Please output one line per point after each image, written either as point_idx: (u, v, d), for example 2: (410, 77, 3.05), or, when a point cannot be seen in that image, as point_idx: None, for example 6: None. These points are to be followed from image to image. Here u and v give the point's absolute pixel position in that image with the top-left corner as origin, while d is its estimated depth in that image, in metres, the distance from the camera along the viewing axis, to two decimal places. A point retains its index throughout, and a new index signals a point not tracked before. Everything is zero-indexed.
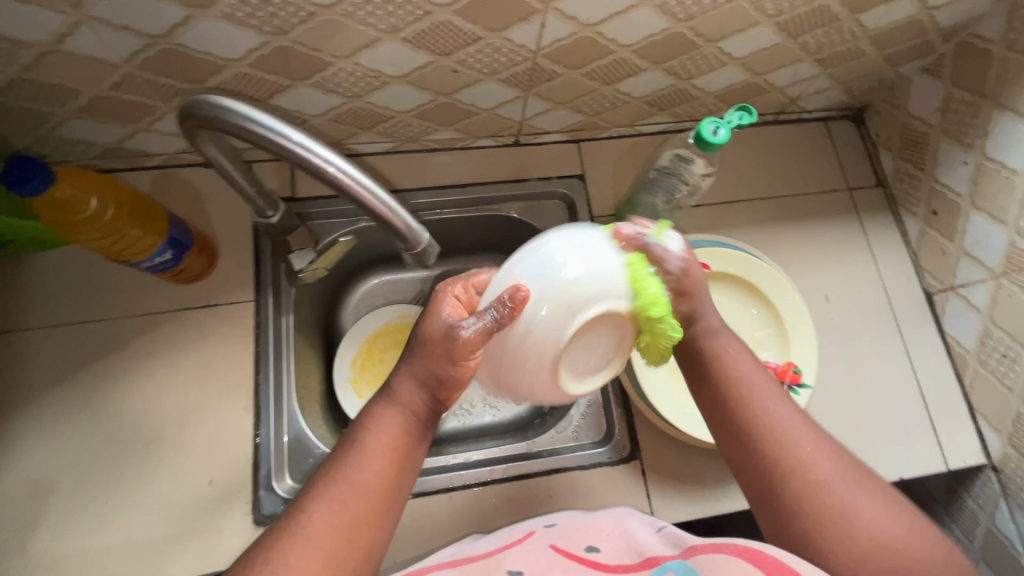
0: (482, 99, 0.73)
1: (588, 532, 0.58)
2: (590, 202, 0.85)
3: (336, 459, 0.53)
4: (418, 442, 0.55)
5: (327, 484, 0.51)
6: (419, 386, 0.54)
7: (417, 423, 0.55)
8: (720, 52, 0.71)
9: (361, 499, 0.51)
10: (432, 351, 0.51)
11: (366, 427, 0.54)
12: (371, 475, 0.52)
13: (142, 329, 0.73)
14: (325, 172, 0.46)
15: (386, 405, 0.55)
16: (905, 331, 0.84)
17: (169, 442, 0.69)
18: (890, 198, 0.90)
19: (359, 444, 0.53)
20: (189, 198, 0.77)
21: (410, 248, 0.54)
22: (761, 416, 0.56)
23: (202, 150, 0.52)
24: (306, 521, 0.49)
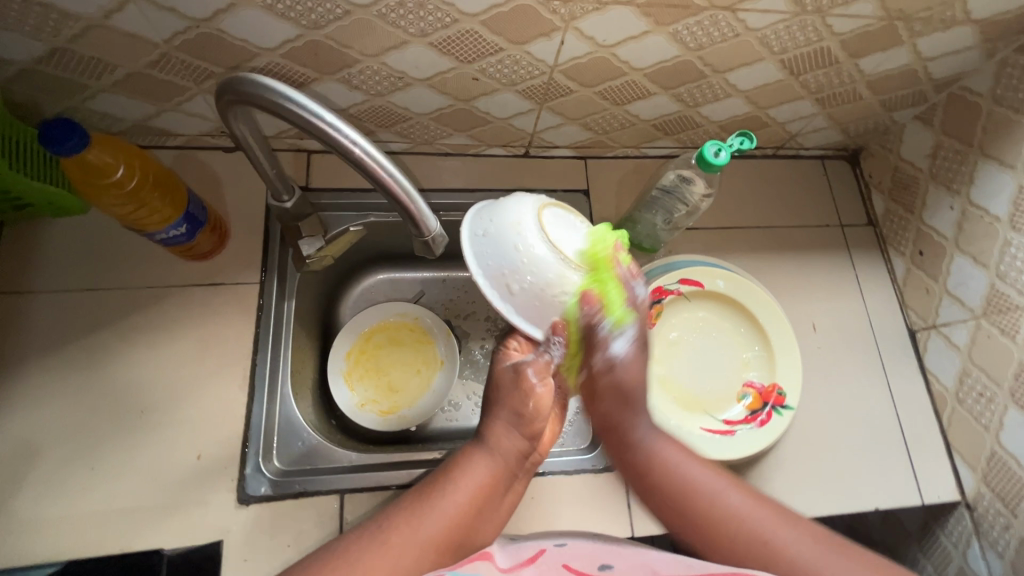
0: (498, 109, 0.77)
1: (599, 555, 0.58)
2: (593, 217, 0.88)
3: (421, 496, 0.57)
4: (506, 487, 0.62)
5: (408, 520, 0.55)
6: (512, 436, 0.63)
7: (506, 469, 0.62)
8: (726, 84, 0.75)
9: (445, 530, 0.55)
10: (512, 394, 0.64)
11: (457, 468, 0.60)
12: (462, 502, 0.57)
13: (146, 301, 0.74)
14: (350, 151, 0.48)
15: (478, 446, 0.62)
16: (887, 365, 0.87)
17: (162, 413, 0.70)
18: (879, 237, 0.94)
19: (452, 477, 0.59)
20: (206, 179, 0.79)
21: (421, 235, 0.55)
22: (721, 519, 0.57)
23: (232, 129, 0.54)
24: (383, 548, 0.52)
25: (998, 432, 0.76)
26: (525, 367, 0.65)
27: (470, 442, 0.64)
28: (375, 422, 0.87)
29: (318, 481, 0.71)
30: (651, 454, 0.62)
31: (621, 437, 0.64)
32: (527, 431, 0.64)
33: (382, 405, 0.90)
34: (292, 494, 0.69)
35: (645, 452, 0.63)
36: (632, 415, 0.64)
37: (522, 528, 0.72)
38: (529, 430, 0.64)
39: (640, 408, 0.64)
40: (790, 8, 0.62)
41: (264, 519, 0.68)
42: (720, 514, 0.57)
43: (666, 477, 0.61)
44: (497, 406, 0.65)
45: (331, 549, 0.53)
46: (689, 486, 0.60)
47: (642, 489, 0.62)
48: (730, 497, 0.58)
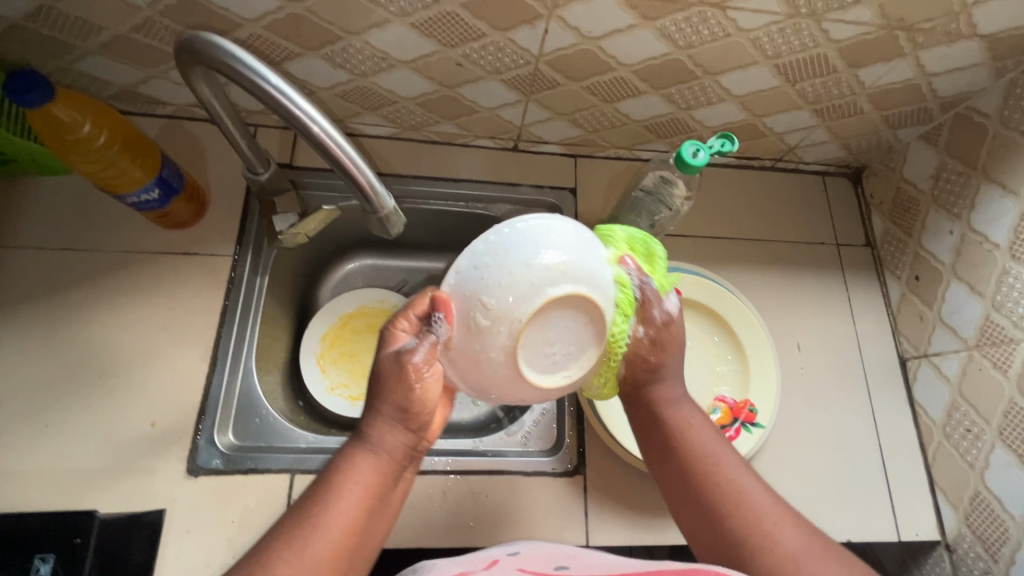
0: (484, 98, 0.76)
1: (554, 558, 0.55)
2: (577, 216, 0.86)
3: (311, 504, 0.51)
4: (392, 487, 0.54)
5: (297, 534, 0.49)
6: (397, 430, 0.54)
7: (391, 467, 0.54)
8: (718, 87, 0.73)
9: (333, 548, 0.49)
10: (396, 385, 0.53)
11: (342, 475, 0.52)
12: (346, 519, 0.50)
13: (119, 265, 0.74)
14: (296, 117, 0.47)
15: (360, 447, 0.53)
16: (872, 392, 0.83)
17: (122, 378, 0.70)
18: (876, 259, 0.90)
19: (333, 490, 0.51)
20: (191, 150, 0.80)
21: (374, 212, 0.55)
22: (733, 504, 0.54)
23: (196, 92, 0.53)
24: (275, 569, 0.46)
25: (983, 471, 0.72)
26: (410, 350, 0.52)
27: (351, 442, 0.54)
28: (344, 408, 0.86)
29: (270, 459, 0.69)
30: (683, 423, 0.60)
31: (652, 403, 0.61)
32: (412, 424, 0.54)
33: (352, 391, 0.88)
34: (242, 470, 0.68)
35: (672, 424, 0.60)
36: (669, 383, 0.61)
37: (472, 526, 0.70)
38: (421, 424, 0.55)
39: (676, 377, 0.61)
40: (783, 9, 0.60)
41: (211, 493, 0.67)
42: (731, 499, 0.55)
43: (688, 452, 0.58)
44: (379, 398, 0.54)
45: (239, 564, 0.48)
46: (708, 465, 0.57)
47: (663, 456, 0.60)
48: (745, 486, 0.56)
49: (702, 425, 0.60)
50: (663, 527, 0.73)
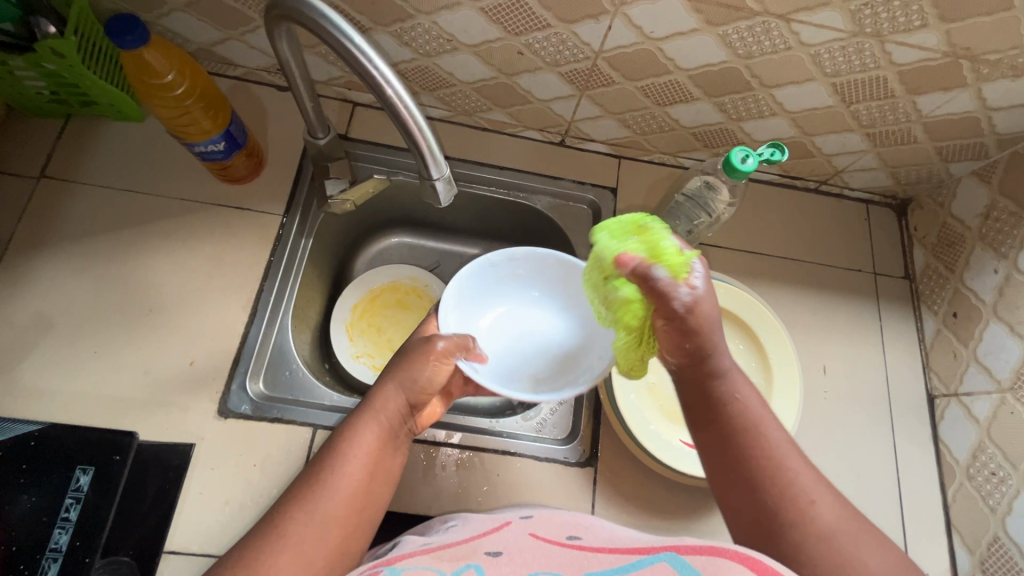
0: (539, 89, 0.78)
1: (566, 527, 0.56)
2: (615, 216, 0.88)
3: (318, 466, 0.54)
4: (394, 449, 0.58)
5: (306, 493, 0.52)
6: (399, 396, 0.59)
7: (393, 429, 0.58)
8: (772, 100, 0.73)
9: (344, 495, 0.53)
10: (406, 368, 0.60)
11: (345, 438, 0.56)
12: (352, 476, 0.54)
13: (177, 211, 0.78)
14: (371, 75, 0.49)
15: (365, 416, 0.58)
16: (896, 424, 0.82)
17: (167, 316, 0.74)
18: (914, 293, 0.89)
19: (340, 452, 0.55)
20: (255, 112, 0.84)
21: (429, 179, 0.58)
22: (779, 476, 0.50)
23: (276, 46, 0.56)
24: (285, 528, 0.50)
25: (1005, 517, 0.71)
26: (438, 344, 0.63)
27: (356, 410, 0.59)
28: (366, 376, 0.88)
29: (295, 411, 0.72)
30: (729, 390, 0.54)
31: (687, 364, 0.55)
32: (413, 393, 0.60)
33: (376, 361, 0.91)
34: (269, 418, 0.71)
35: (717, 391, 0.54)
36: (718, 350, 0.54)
37: (480, 501, 0.72)
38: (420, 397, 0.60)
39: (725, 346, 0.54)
40: (848, 27, 0.61)
41: (236, 435, 0.69)
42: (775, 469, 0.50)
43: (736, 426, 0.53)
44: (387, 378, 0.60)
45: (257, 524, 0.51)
46: (754, 439, 0.52)
47: (707, 432, 0.54)
48: (787, 454, 0.51)
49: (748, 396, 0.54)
50: (667, 529, 0.73)
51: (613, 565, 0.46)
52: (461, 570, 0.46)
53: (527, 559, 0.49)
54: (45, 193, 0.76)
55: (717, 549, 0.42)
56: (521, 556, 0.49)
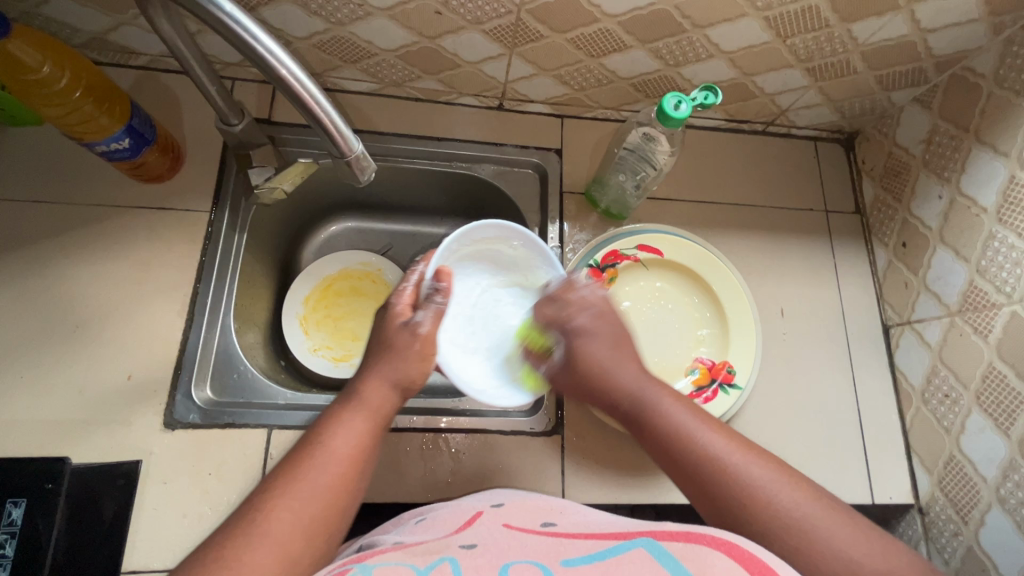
0: (466, 51, 0.73)
1: (540, 515, 0.56)
2: (563, 177, 0.85)
3: (303, 456, 0.52)
4: (381, 443, 0.57)
5: (291, 483, 0.50)
6: (388, 388, 0.58)
7: (381, 423, 0.57)
8: (707, 42, 0.70)
9: (328, 490, 0.50)
10: (394, 355, 0.59)
11: (327, 431, 0.54)
12: (339, 471, 0.51)
13: (94, 218, 0.73)
14: (254, 49, 0.44)
15: (346, 408, 0.56)
16: (854, 357, 0.83)
17: (97, 331, 0.69)
18: (864, 226, 0.89)
19: (325, 445, 0.53)
20: (167, 103, 0.78)
21: (342, 156, 0.55)
22: (724, 479, 0.51)
23: (152, 21, 0.50)
24: (269, 520, 0.47)
25: (959, 436, 0.72)
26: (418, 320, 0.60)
27: (337, 405, 0.57)
28: (325, 367, 0.87)
29: (248, 415, 0.70)
30: (654, 405, 0.57)
31: (607, 391, 0.59)
32: (403, 386, 0.59)
33: (335, 352, 0.89)
34: (219, 425, 0.68)
35: (653, 412, 0.56)
36: (616, 369, 0.59)
37: (448, 482, 0.71)
38: (405, 388, 0.59)
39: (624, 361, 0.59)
40: None
41: (187, 446, 0.67)
42: (708, 461, 0.52)
43: (665, 428, 0.55)
44: (373, 365, 0.59)
45: (234, 515, 0.48)
46: (688, 439, 0.54)
47: (646, 441, 0.57)
48: (717, 447, 0.53)
49: (672, 401, 0.57)
50: (637, 487, 0.73)
51: (588, 551, 0.46)
52: (435, 564, 0.45)
53: (503, 548, 0.48)
54: None
55: (692, 534, 0.44)
56: (498, 549, 0.48)
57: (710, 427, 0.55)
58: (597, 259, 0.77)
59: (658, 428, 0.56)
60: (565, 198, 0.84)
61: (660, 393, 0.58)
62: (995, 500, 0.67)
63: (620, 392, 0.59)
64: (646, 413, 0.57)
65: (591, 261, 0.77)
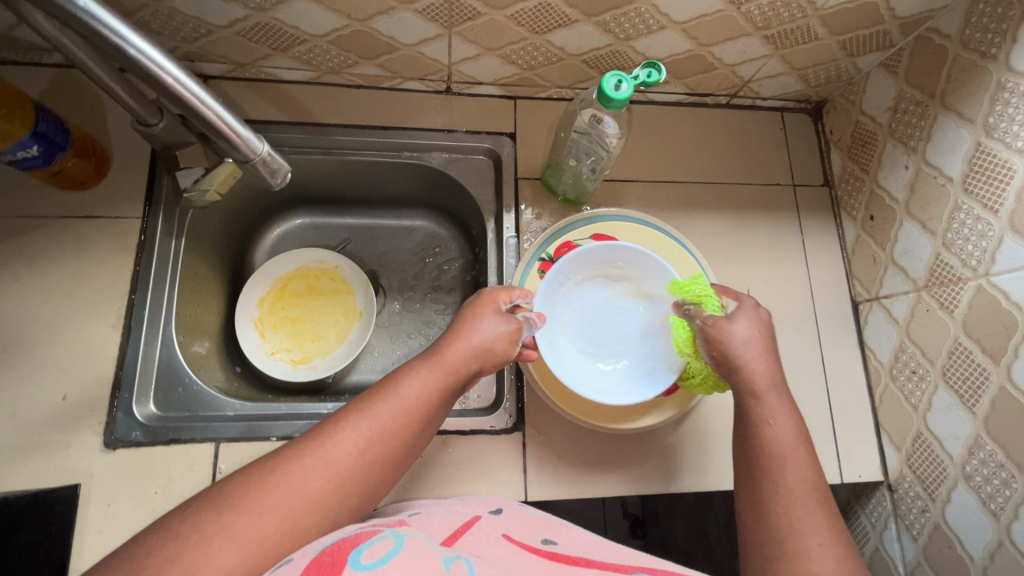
0: (401, 32, 0.68)
1: (537, 529, 0.54)
2: (518, 162, 0.81)
3: (377, 395, 0.53)
4: (447, 402, 0.56)
5: (359, 418, 0.51)
6: (469, 353, 0.57)
7: (453, 385, 0.56)
8: (656, 12, 0.66)
9: (384, 441, 0.51)
10: (475, 320, 0.59)
11: (404, 377, 0.55)
12: (399, 426, 0.52)
13: (16, 231, 0.69)
14: (127, 53, 0.42)
15: (425, 361, 0.56)
16: (823, 336, 0.81)
17: (25, 352, 0.66)
18: (833, 199, 0.86)
19: (396, 394, 0.53)
20: (89, 102, 0.74)
21: (246, 158, 0.53)
22: (784, 504, 0.49)
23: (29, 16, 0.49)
24: (328, 450, 0.48)
25: (925, 413, 0.71)
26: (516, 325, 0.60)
27: (418, 356, 0.57)
28: (284, 371, 0.86)
29: (195, 429, 0.67)
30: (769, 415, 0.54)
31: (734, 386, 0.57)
32: (483, 355, 0.58)
33: (294, 354, 0.88)
34: (163, 441, 0.65)
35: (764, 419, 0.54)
36: (757, 368, 0.55)
37: (405, 488, 0.68)
38: (484, 357, 0.58)
39: (767, 363, 0.56)
40: None
41: (130, 466, 0.64)
42: (784, 484, 0.50)
43: (763, 435, 0.53)
44: (462, 324, 0.59)
45: (308, 432, 0.50)
46: (776, 457, 0.52)
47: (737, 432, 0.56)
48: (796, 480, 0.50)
49: (787, 426, 0.53)
50: (601, 482, 0.71)
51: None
52: (454, 557, 0.43)
53: (508, 561, 0.45)
54: None
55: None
56: (498, 554, 0.46)
57: (809, 462, 0.52)
58: (549, 251, 0.74)
59: (750, 431, 0.54)
60: (521, 185, 0.81)
61: (784, 411, 0.54)
62: (961, 477, 0.66)
63: (752, 392, 0.55)
64: (747, 415, 0.55)
65: (543, 254, 0.74)
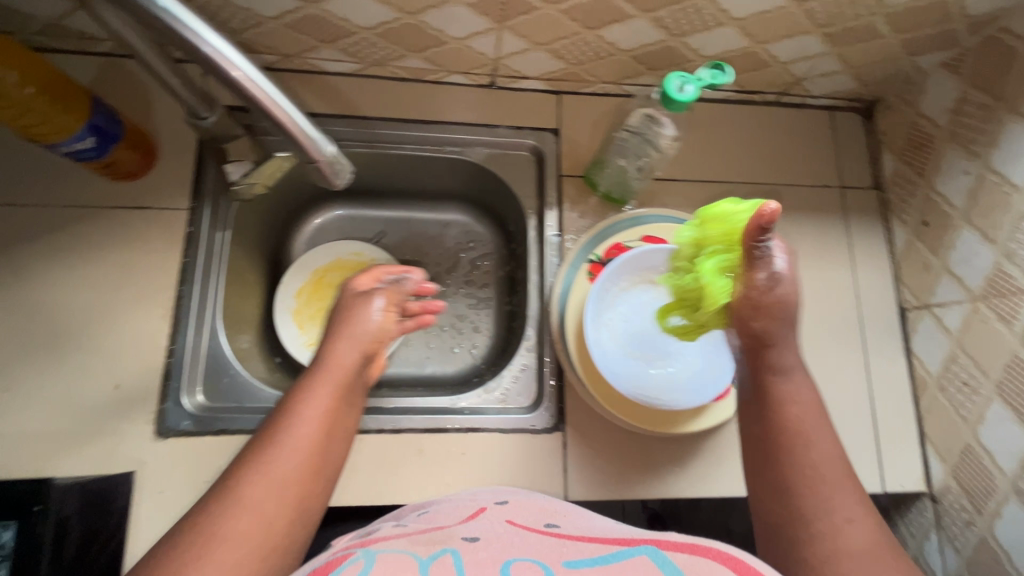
0: (451, 26, 0.67)
1: (544, 516, 0.54)
2: (561, 160, 0.80)
3: (287, 407, 0.56)
4: (345, 412, 0.59)
5: (263, 455, 0.52)
6: (355, 351, 0.62)
7: (343, 386, 0.60)
8: (714, 8, 0.64)
9: (303, 463, 0.52)
10: (357, 324, 0.64)
11: (303, 397, 0.57)
12: (307, 444, 0.54)
13: (68, 221, 0.69)
14: (201, 49, 0.42)
15: (313, 372, 0.60)
16: (869, 343, 0.80)
17: (78, 340, 0.67)
18: (883, 202, 0.84)
19: (297, 417, 0.55)
20: (136, 92, 0.74)
21: (311, 159, 0.53)
22: (809, 491, 0.50)
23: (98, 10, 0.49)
24: (246, 487, 0.49)
25: (976, 426, 0.69)
26: (378, 294, 0.67)
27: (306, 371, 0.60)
28: None
29: (242, 420, 0.68)
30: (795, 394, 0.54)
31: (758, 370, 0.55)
32: (366, 349, 0.63)
33: None
34: (212, 432, 0.67)
35: (787, 402, 0.54)
36: (780, 348, 0.54)
37: (446, 484, 0.69)
38: (364, 350, 0.62)
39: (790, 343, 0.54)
40: None
41: (180, 455, 0.65)
42: (807, 467, 0.50)
43: (785, 420, 0.53)
44: (336, 332, 0.63)
45: (216, 485, 0.51)
46: (789, 438, 0.52)
47: (755, 416, 0.56)
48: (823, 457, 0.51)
49: (808, 396, 0.54)
50: (642, 484, 0.71)
51: (591, 554, 0.43)
52: (437, 554, 0.43)
53: (509, 544, 0.45)
54: None
55: (700, 547, 0.41)
56: (499, 541, 0.46)
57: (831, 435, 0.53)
58: (599, 253, 0.73)
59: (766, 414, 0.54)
60: (564, 182, 0.80)
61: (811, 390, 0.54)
62: (1013, 492, 0.65)
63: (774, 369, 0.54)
64: (770, 395, 0.54)
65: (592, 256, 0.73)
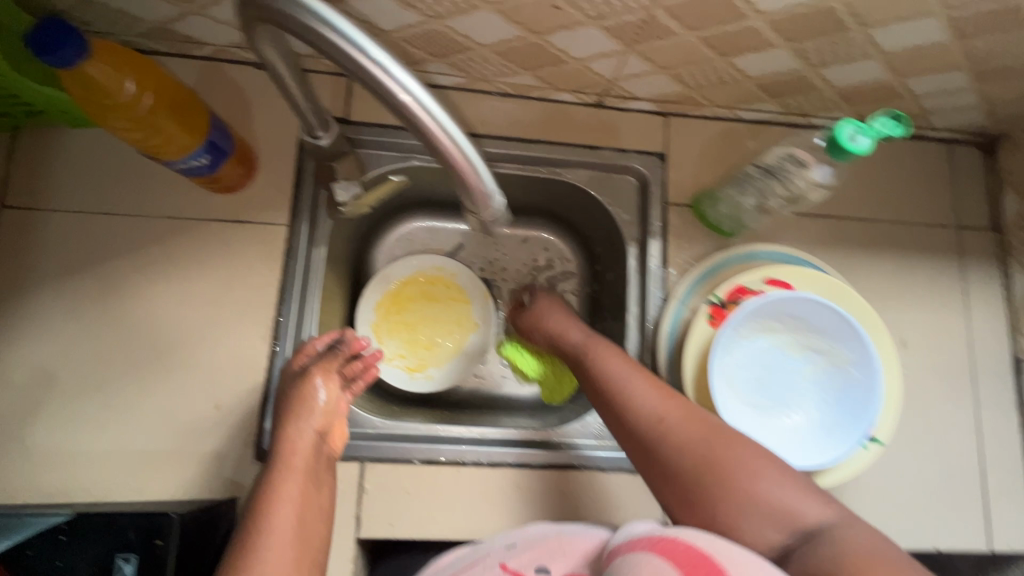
0: (577, 47, 0.63)
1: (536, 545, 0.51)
2: (667, 186, 0.77)
3: (262, 494, 0.52)
4: (325, 485, 0.56)
5: (252, 533, 0.48)
6: (314, 429, 0.58)
7: (314, 463, 0.56)
8: (866, 42, 0.59)
9: (296, 526, 0.50)
10: (308, 402, 0.59)
11: (273, 482, 0.53)
12: (295, 508, 0.51)
13: (168, 233, 0.68)
14: (385, 85, 0.40)
15: (281, 455, 0.55)
16: (980, 394, 0.76)
17: (177, 358, 0.66)
18: (1002, 245, 0.79)
19: (275, 493, 0.52)
20: (235, 99, 0.71)
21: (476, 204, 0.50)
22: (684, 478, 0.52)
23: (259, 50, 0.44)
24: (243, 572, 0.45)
25: None
26: (315, 371, 0.61)
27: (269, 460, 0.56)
28: (401, 379, 0.84)
29: None
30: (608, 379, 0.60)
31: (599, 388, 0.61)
32: (326, 424, 0.59)
33: (410, 361, 0.86)
34: None
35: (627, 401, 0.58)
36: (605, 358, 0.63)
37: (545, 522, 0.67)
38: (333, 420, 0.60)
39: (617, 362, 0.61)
40: None
41: None
42: (652, 448, 0.55)
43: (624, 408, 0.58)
44: (291, 415, 0.58)
45: None
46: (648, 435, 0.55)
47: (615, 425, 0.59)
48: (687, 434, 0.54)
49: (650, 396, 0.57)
50: None
51: None
52: None
53: None
54: (11, 226, 0.66)
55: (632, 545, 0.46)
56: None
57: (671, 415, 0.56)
58: (720, 295, 0.64)
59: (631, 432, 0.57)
60: (669, 211, 0.76)
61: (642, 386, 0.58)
62: None
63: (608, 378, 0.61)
64: (612, 401, 0.59)
65: (712, 297, 0.65)
